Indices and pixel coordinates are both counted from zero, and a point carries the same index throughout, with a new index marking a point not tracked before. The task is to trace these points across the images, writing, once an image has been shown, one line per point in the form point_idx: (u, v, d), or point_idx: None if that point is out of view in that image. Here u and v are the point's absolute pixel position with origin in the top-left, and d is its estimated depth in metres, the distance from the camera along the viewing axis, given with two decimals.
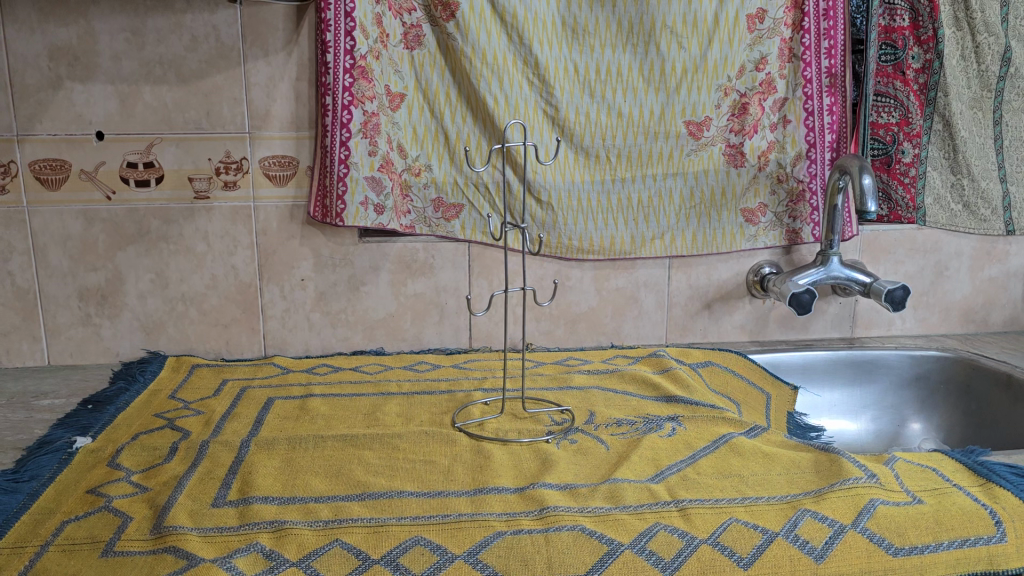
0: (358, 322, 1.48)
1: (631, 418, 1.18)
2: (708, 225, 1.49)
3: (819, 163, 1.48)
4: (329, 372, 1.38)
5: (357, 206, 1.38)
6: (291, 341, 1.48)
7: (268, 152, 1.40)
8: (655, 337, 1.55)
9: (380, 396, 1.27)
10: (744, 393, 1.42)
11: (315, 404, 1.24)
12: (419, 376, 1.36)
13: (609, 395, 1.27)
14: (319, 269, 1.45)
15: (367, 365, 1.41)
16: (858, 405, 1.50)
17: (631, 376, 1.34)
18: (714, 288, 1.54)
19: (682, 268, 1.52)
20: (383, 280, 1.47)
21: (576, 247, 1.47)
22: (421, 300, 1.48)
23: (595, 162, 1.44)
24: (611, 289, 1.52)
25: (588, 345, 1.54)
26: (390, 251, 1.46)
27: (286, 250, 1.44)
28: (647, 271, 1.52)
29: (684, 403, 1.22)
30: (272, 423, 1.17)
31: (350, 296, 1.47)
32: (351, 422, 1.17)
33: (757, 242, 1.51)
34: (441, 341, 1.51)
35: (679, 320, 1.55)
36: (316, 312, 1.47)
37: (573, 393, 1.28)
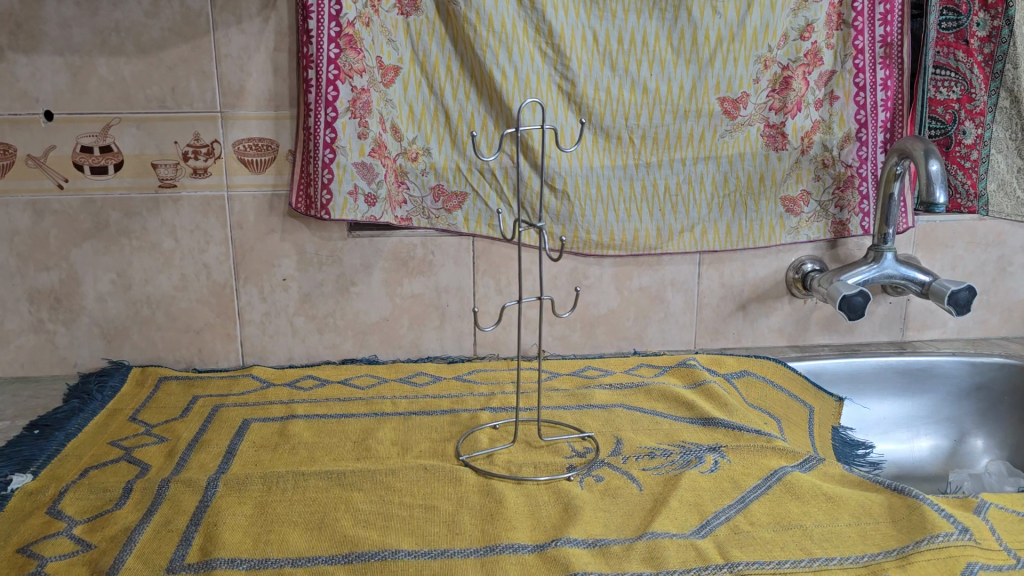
0: (348, 327, 1.31)
1: (664, 448, 1.01)
2: (744, 216, 1.31)
3: (870, 145, 1.30)
4: (315, 389, 1.21)
5: (345, 196, 1.20)
6: (272, 349, 1.31)
7: (243, 134, 1.22)
8: (683, 343, 1.37)
9: (373, 419, 1.10)
10: (785, 406, 1.27)
11: (297, 429, 1.07)
12: (417, 393, 1.19)
13: (635, 418, 1.10)
14: (303, 268, 1.28)
15: (359, 378, 1.25)
16: (910, 419, 1.34)
17: (660, 392, 1.17)
18: (750, 287, 1.36)
19: (714, 264, 1.34)
20: (375, 279, 1.29)
21: (594, 242, 1.30)
22: (419, 302, 1.31)
23: (617, 144, 1.26)
24: (633, 289, 1.34)
25: (607, 352, 1.36)
26: (383, 246, 1.28)
27: (265, 246, 1.27)
28: (674, 268, 1.34)
29: (724, 428, 1.06)
30: (246, 455, 1.01)
31: (339, 298, 1.29)
32: (338, 453, 1.01)
33: (799, 234, 1.33)
34: (442, 348, 1.34)
35: (710, 323, 1.37)
36: (301, 316, 1.30)
37: (594, 414, 1.11)
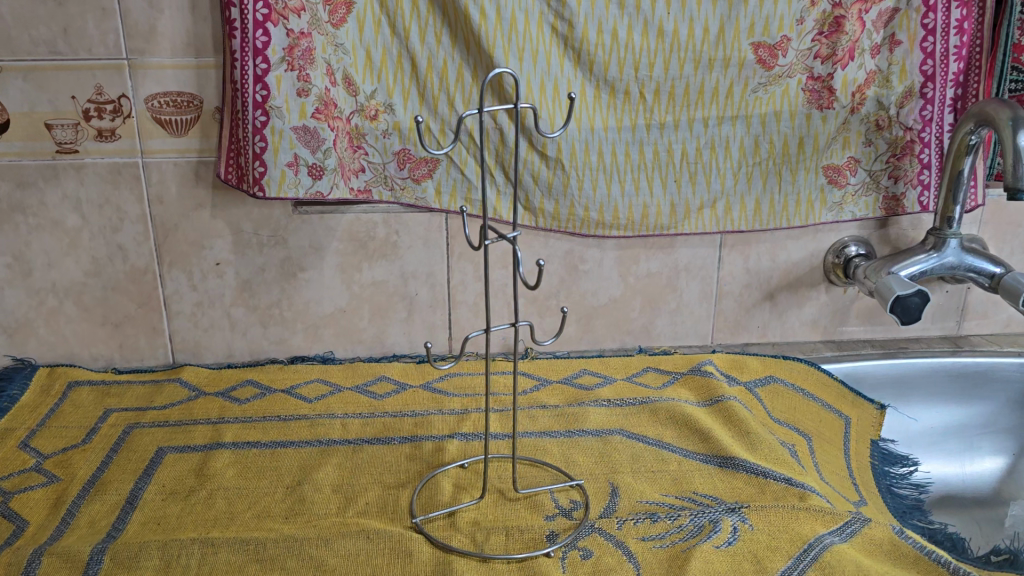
0: (297, 320, 1.10)
1: (670, 505, 0.81)
2: (778, 189, 1.07)
3: (936, 104, 1.04)
4: (252, 401, 1.01)
5: (282, 169, 0.97)
6: (206, 345, 1.10)
7: (157, 88, 0.98)
8: (698, 338, 1.15)
9: (315, 450, 0.90)
10: (816, 422, 1.06)
11: (218, 468, 0.87)
12: (374, 410, 0.99)
13: (635, 453, 0.89)
14: (239, 250, 1.06)
15: (308, 385, 1.04)
16: (962, 431, 1.13)
17: (669, 414, 0.96)
18: (781, 273, 1.12)
19: (738, 246, 1.11)
20: (328, 264, 1.07)
21: (593, 220, 1.07)
22: (381, 290, 1.09)
23: (624, 100, 1.02)
24: (640, 276, 1.12)
25: (608, 348, 1.15)
26: (336, 225, 1.06)
27: (192, 224, 1.04)
28: (690, 252, 1.11)
29: (746, 472, 0.85)
30: (150, 509, 0.81)
31: (284, 285, 1.08)
32: (262, 508, 0.81)
33: (843, 212, 1.09)
34: (410, 344, 1.13)
35: (731, 315, 1.14)
36: (239, 307, 1.08)
37: (586, 445, 0.91)
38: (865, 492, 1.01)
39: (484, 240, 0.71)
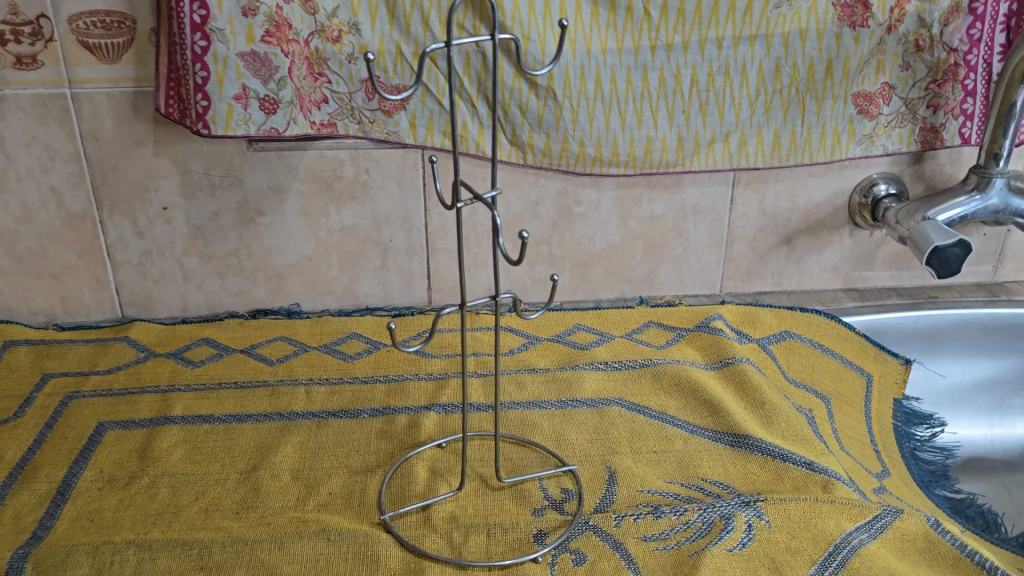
0: (258, 270, 0.98)
1: (676, 496, 0.71)
2: (800, 120, 0.94)
3: (986, 21, 0.90)
4: (208, 364, 0.90)
5: (229, 103, 0.83)
6: (158, 298, 0.99)
7: (81, 5, 0.84)
8: (705, 286, 1.04)
9: (275, 426, 0.80)
10: (835, 382, 0.96)
11: (164, 449, 0.77)
12: (343, 375, 0.88)
13: (636, 429, 0.79)
14: (189, 193, 0.93)
15: (271, 343, 0.94)
16: (993, 387, 1.04)
17: (674, 380, 0.86)
18: (801, 215, 1.00)
19: (754, 186, 0.98)
20: (290, 208, 0.95)
21: (590, 157, 0.94)
22: (352, 237, 0.97)
23: (626, 18, 0.87)
24: (642, 218, 0.99)
25: (605, 299, 1.04)
26: (298, 164, 0.93)
27: (133, 164, 0.91)
28: (699, 192, 0.98)
29: (760, 455, 0.75)
30: (84, 500, 0.71)
31: (242, 232, 0.96)
32: (212, 500, 0.71)
33: (873, 145, 0.96)
34: (385, 295, 1.01)
35: (743, 262, 1.03)
36: (192, 257, 0.97)
37: (580, 420, 0.81)
38: (888, 460, 0.92)
39: (458, 200, 0.59)
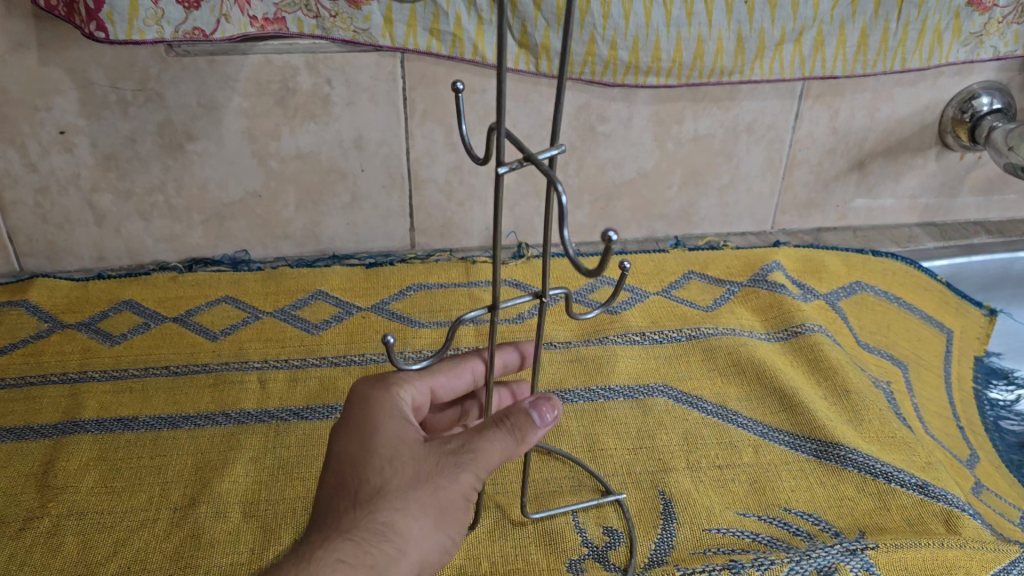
0: (193, 208, 0.77)
1: (753, 536, 0.54)
2: (895, 14, 0.72)
3: None
4: (132, 339, 0.70)
5: None
6: (68, 244, 0.78)
7: None
8: (753, 220, 0.85)
9: (220, 434, 0.61)
10: (912, 342, 0.78)
11: (73, 475, 0.58)
12: (307, 354, 0.69)
13: (689, 433, 0.62)
14: (93, 112, 0.71)
15: (214, 308, 0.74)
16: None
17: (730, 360, 0.68)
18: (878, 135, 0.80)
19: (825, 98, 0.77)
20: (229, 131, 0.73)
21: (622, 63, 0.72)
22: (312, 166, 0.76)
23: None
24: (682, 140, 0.79)
25: (631, 239, 0.85)
26: (235, 73, 0.70)
27: (12, 74, 0.68)
28: (757, 106, 0.77)
29: (855, 474, 0.58)
30: None
31: (168, 161, 0.74)
32: (133, 557, 0.53)
33: (981, 48, 0.75)
34: (359, 237, 0.81)
35: (802, 191, 0.84)
36: (106, 193, 0.75)
37: (619, 418, 0.63)
38: (973, 439, 0.75)
39: (499, 163, 0.37)
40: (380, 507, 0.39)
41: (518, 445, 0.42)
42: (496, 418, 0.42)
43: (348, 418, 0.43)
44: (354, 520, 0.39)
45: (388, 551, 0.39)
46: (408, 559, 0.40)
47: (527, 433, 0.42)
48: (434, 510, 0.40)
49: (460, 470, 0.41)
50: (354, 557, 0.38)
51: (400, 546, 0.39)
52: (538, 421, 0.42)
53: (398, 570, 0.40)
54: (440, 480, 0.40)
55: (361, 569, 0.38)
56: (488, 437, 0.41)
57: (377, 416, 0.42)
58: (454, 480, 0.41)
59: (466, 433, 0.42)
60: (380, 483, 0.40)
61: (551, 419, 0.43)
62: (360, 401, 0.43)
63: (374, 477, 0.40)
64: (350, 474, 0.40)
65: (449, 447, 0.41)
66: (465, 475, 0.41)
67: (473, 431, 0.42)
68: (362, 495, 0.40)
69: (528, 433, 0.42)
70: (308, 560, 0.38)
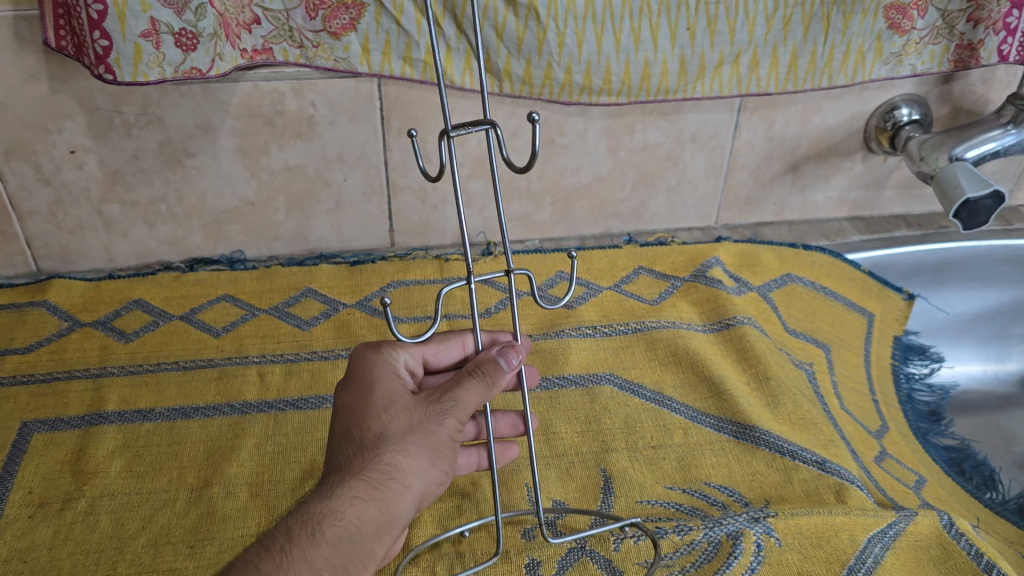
0: (192, 215, 0.86)
1: (677, 506, 0.65)
2: (822, 38, 0.80)
3: None
4: (144, 337, 0.80)
5: (136, 42, 0.67)
6: (80, 248, 0.86)
7: None
8: (699, 217, 0.95)
9: (226, 423, 0.71)
10: (835, 327, 0.89)
11: (102, 460, 0.68)
12: (299, 348, 0.79)
13: (630, 417, 0.72)
14: (100, 133, 0.79)
15: (215, 306, 0.83)
16: (995, 316, 0.98)
17: (670, 350, 0.78)
18: (810, 141, 0.90)
19: (761, 111, 0.86)
20: (224, 147, 0.81)
21: (577, 85, 0.80)
22: (299, 177, 0.84)
23: None
24: (633, 149, 0.88)
25: (590, 235, 0.94)
26: (228, 97, 0.78)
27: (27, 101, 0.76)
28: (700, 118, 0.86)
29: (767, 449, 0.69)
30: (12, 532, 0.63)
31: (169, 174, 0.82)
32: (159, 531, 0.63)
33: (901, 65, 0.84)
34: (344, 237, 0.90)
35: (742, 191, 0.93)
36: (114, 203, 0.83)
37: (572, 403, 0.73)
38: (885, 411, 0.86)
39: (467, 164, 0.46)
40: (383, 450, 0.47)
41: (491, 389, 0.51)
42: (469, 370, 0.51)
43: (350, 380, 0.52)
44: (364, 462, 0.47)
45: (395, 487, 0.47)
46: (412, 493, 0.47)
47: (496, 377, 0.51)
48: (429, 450, 0.48)
49: (445, 415, 0.49)
50: (366, 493, 0.46)
51: (403, 481, 0.47)
52: (505, 367, 0.52)
53: (405, 503, 0.47)
54: (430, 424, 0.49)
55: (372, 502, 0.46)
56: (466, 386, 0.50)
57: (373, 375, 0.52)
58: (441, 424, 0.49)
59: (447, 384, 0.51)
60: (381, 430, 0.48)
61: (515, 365, 0.52)
62: (360, 366, 0.53)
63: (374, 425, 0.48)
64: (355, 425, 0.49)
65: (433, 396, 0.50)
66: (450, 419, 0.49)
67: (453, 380, 0.51)
68: (367, 440, 0.48)
69: (497, 377, 0.51)
70: (330, 498, 0.45)
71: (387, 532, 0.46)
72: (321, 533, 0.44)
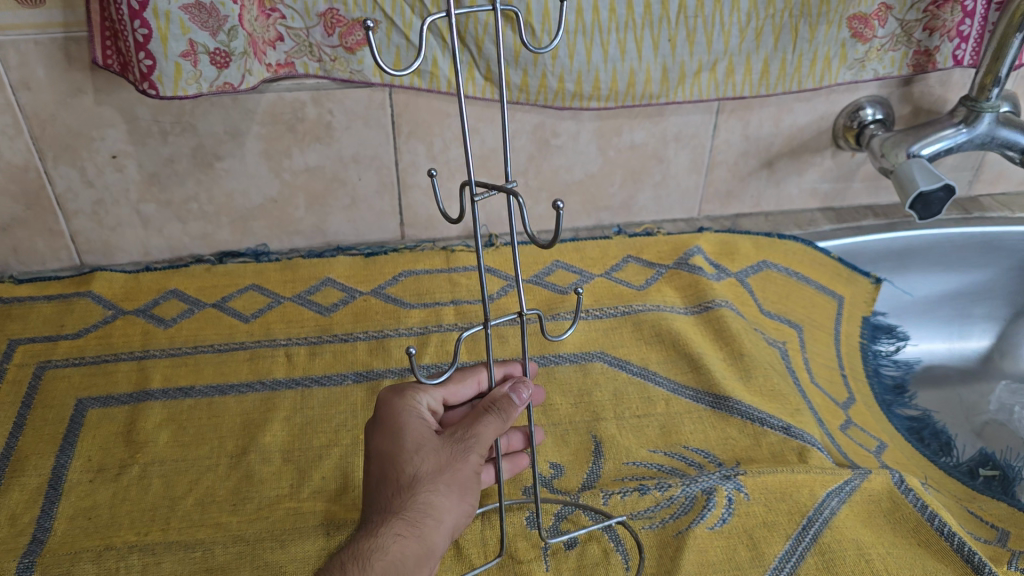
0: (221, 213, 0.94)
1: (660, 467, 0.74)
2: (792, 47, 0.89)
3: None
4: (181, 322, 0.89)
5: (176, 61, 0.75)
6: (119, 243, 0.95)
7: None
8: (683, 209, 1.04)
9: (259, 398, 0.80)
10: (808, 308, 0.97)
11: (151, 430, 0.77)
12: (321, 332, 0.88)
13: (618, 390, 0.81)
14: (139, 140, 0.87)
15: (244, 295, 0.92)
16: (957, 298, 1.06)
17: (655, 331, 0.87)
18: (783, 139, 0.99)
19: (737, 112, 0.95)
20: (250, 150, 0.90)
21: (569, 92, 0.88)
22: (318, 177, 0.93)
23: None
24: (621, 148, 0.96)
25: (583, 227, 1.03)
26: (255, 106, 0.86)
27: (74, 111, 0.84)
28: (681, 120, 0.95)
29: (739, 417, 0.78)
30: (77, 493, 0.72)
31: (201, 176, 0.91)
32: (205, 490, 0.72)
33: (864, 70, 0.92)
34: (359, 231, 0.99)
35: (722, 185, 1.02)
36: (150, 203, 0.92)
37: (566, 378, 0.82)
38: (854, 384, 0.94)
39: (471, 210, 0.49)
40: (418, 491, 0.54)
41: (506, 422, 0.57)
42: (486, 406, 0.57)
43: (380, 423, 0.58)
44: (402, 503, 0.54)
45: (431, 523, 0.54)
46: (445, 526, 0.55)
47: (510, 412, 0.57)
48: (457, 487, 0.56)
49: (469, 452, 0.56)
50: (407, 531, 0.53)
51: (437, 517, 0.54)
52: (517, 401, 0.57)
53: (439, 534, 0.55)
54: (456, 463, 0.56)
55: (412, 538, 0.53)
56: (484, 423, 0.56)
57: (401, 417, 0.58)
58: (466, 460, 0.56)
59: (467, 422, 0.57)
60: (414, 472, 0.55)
61: (526, 399, 0.57)
62: (389, 408, 0.59)
63: (408, 468, 0.55)
64: (390, 468, 0.55)
65: (456, 437, 0.56)
66: (473, 455, 0.56)
67: (471, 419, 0.57)
68: (402, 481, 0.55)
69: (511, 412, 0.57)
70: (376, 535, 0.53)
71: (426, 562, 0.54)
72: (371, 565, 0.52)
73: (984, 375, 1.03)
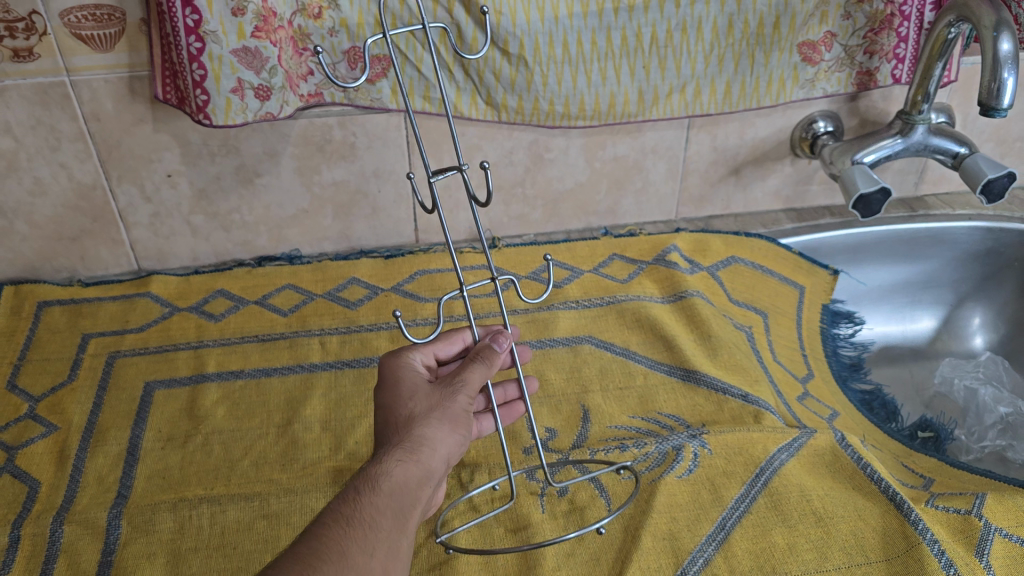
0: (259, 223, 1.09)
1: (638, 430, 0.88)
2: (751, 70, 1.03)
3: None
4: (229, 317, 1.03)
5: (227, 96, 0.89)
6: (171, 250, 1.10)
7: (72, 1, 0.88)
8: (661, 211, 1.19)
9: (299, 378, 0.95)
10: (772, 297, 1.10)
11: (209, 406, 0.92)
12: (350, 322, 1.02)
13: (603, 367, 0.96)
14: (190, 161, 1.02)
15: (281, 294, 1.06)
16: (907, 288, 1.20)
17: (635, 318, 1.01)
18: (747, 149, 1.13)
19: (705, 127, 1.10)
20: (285, 168, 1.04)
21: (559, 113, 1.03)
22: (343, 190, 1.08)
23: None
24: (605, 160, 1.11)
25: (574, 229, 1.18)
26: (290, 130, 1.01)
27: (137, 138, 0.99)
28: (657, 134, 1.09)
29: (705, 388, 0.92)
30: (152, 458, 0.86)
31: (243, 191, 1.05)
32: (260, 453, 0.86)
33: (814, 89, 1.06)
34: (378, 237, 1.14)
35: (695, 190, 1.17)
36: (198, 215, 1.07)
37: (559, 357, 0.97)
38: (813, 362, 1.06)
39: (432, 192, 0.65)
40: (416, 424, 0.62)
41: (491, 367, 0.67)
42: (473, 357, 0.68)
43: (382, 382, 0.68)
44: (402, 435, 0.62)
45: (428, 450, 0.61)
46: (440, 454, 0.62)
47: (493, 359, 0.68)
48: (449, 420, 0.64)
49: (457, 393, 0.65)
50: (407, 457, 0.60)
51: (432, 446, 0.61)
52: (498, 350, 0.68)
53: (437, 461, 0.62)
54: (446, 402, 0.64)
55: (411, 463, 0.60)
56: (471, 369, 0.67)
57: (398, 375, 0.68)
58: (454, 399, 0.65)
59: (455, 371, 0.67)
60: (410, 412, 0.64)
61: (506, 347, 0.68)
62: (388, 369, 0.69)
63: (405, 409, 0.64)
64: (391, 413, 0.64)
65: (445, 382, 0.66)
66: (461, 395, 0.65)
67: (460, 368, 0.67)
68: (401, 420, 0.63)
69: (493, 359, 0.67)
70: (381, 462, 0.59)
71: (426, 484, 0.60)
72: (379, 485, 0.57)
73: (929, 355, 1.17)
